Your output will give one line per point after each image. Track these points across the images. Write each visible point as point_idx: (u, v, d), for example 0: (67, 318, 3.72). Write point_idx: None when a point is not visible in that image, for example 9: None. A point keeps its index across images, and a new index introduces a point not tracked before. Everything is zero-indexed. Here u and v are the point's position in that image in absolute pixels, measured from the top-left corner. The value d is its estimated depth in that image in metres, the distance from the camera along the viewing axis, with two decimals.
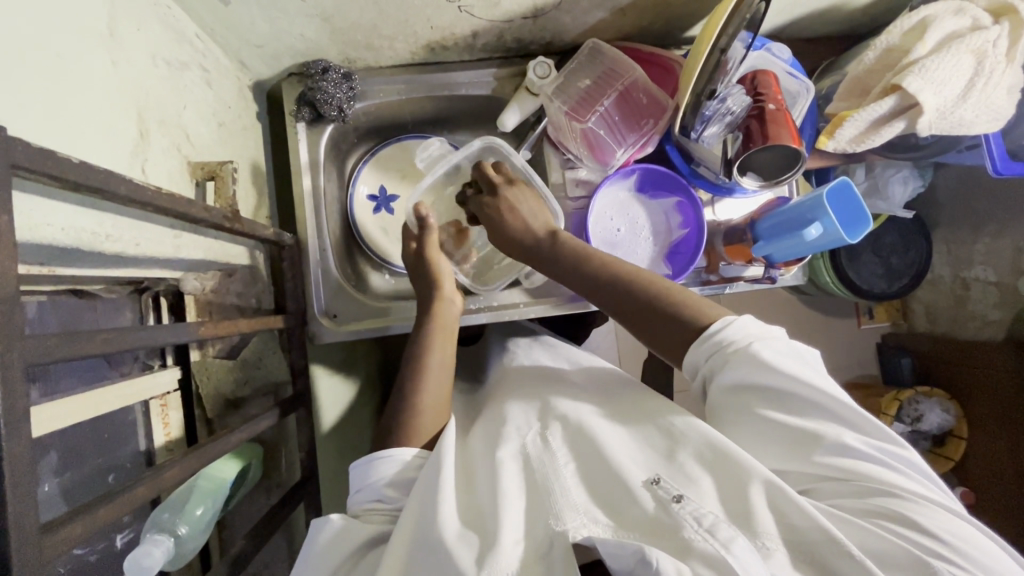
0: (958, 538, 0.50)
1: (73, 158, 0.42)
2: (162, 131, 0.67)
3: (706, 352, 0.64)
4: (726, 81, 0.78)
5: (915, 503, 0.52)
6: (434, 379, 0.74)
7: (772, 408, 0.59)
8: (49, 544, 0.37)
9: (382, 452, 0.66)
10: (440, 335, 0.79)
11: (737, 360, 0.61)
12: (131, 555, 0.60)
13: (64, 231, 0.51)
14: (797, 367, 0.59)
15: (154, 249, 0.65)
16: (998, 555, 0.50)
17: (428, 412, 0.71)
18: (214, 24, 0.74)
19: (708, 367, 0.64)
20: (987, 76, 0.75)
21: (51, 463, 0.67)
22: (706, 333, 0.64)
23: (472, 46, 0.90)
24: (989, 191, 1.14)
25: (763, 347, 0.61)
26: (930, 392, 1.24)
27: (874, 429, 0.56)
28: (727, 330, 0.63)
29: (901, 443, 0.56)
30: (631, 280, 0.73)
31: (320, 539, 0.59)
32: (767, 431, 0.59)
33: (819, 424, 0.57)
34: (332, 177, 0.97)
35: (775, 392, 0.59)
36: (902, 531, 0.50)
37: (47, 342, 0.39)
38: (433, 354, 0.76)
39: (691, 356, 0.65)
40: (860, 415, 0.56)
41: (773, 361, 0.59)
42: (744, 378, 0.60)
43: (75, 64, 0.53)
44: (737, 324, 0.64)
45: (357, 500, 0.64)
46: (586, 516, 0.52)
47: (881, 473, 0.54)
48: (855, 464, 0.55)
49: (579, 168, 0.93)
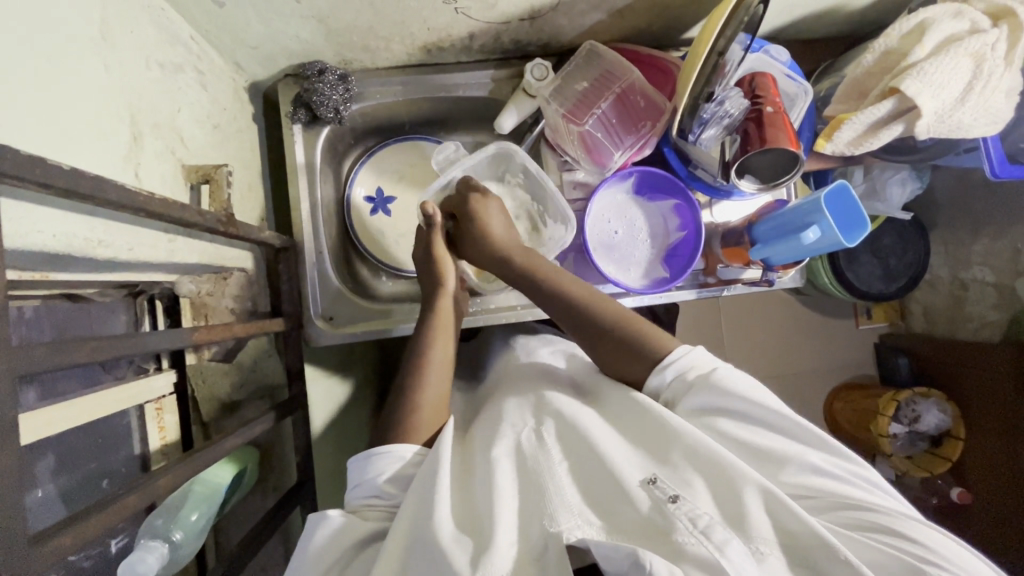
0: (940, 546, 0.50)
1: (62, 165, 0.41)
2: (156, 134, 0.66)
3: (668, 377, 0.67)
4: (724, 83, 0.78)
5: (889, 517, 0.52)
6: (436, 378, 0.74)
7: (737, 428, 0.59)
8: (39, 556, 0.37)
9: (381, 447, 0.65)
10: (440, 331, 0.79)
11: (698, 386, 0.63)
12: (126, 560, 0.60)
13: (55, 238, 0.51)
14: (754, 390, 0.61)
15: (148, 253, 0.65)
16: (978, 563, 0.51)
17: (428, 411, 0.70)
18: (208, 25, 0.74)
19: (671, 391, 0.66)
20: (985, 79, 0.75)
21: (45, 468, 0.66)
22: (665, 362, 0.67)
23: (469, 47, 0.89)
24: (987, 193, 1.14)
25: (726, 372, 0.63)
26: (928, 392, 1.23)
27: (834, 448, 0.57)
28: (683, 360, 0.66)
29: (860, 462, 0.57)
30: (590, 306, 0.75)
31: (316, 534, 0.59)
32: (731, 452, 0.59)
33: (783, 445, 0.58)
34: (329, 179, 0.96)
35: (737, 414, 0.60)
36: (884, 539, 0.50)
37: (37, 351, 0.39)
38: (434, 348, 0.77)
39: (654, 380, 0.68)
40: (819, 436, 0.58)
41: (734, 385, 0.61)
42: (709, 402, 0.61)
43: (67, 68, 0.52)
44: (693, 353, 0.67)
45: (355, 495, 0.65)
46: (581, 517, 0.52)
47: (853, 489, 0.55)
48: (824, 483, 0.55)
49: (577, 170, 0.93)
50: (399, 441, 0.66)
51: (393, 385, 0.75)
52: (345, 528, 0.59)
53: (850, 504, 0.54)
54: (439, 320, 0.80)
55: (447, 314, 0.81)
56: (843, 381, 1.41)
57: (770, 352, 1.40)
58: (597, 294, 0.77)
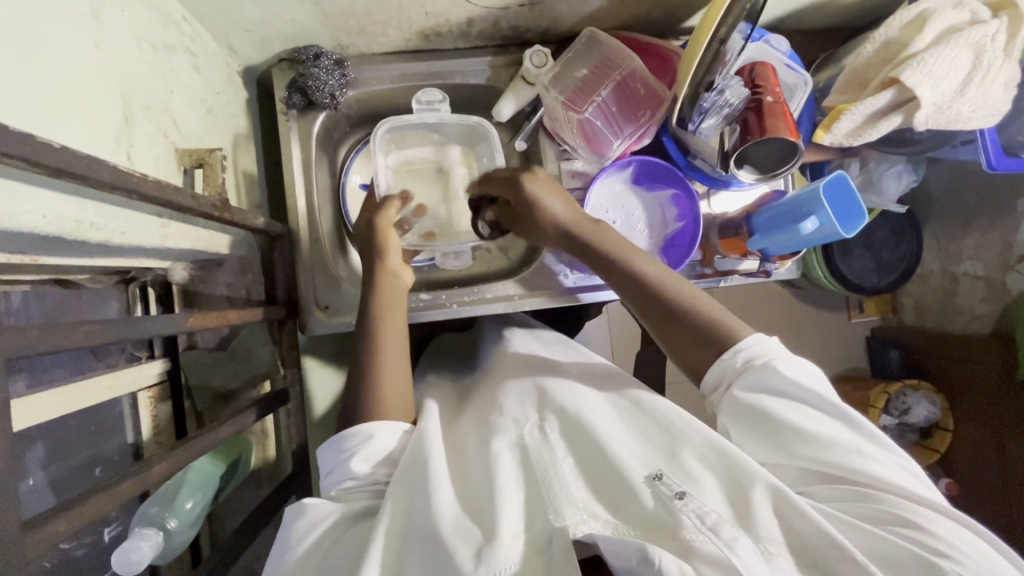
0: (961, 543, 0.50)
1: (52, 142, 0.40)
2: (148, 116, 0.65)
3: (737, 363, 0.64)
4: (724, 73, 0.77)
5: (919, 510, 0.53)
6: (393, 357, 0.71)
7: (785, 412, 0.59)
8: (32, 542, 0.36)
9: (351, 429, 0.65)
10: (390, 307, 0.74)
11: (760, 372, 0.61)
12: (120, 547, 0.59)
13: (45, 219, 0.49)
14: (808, 378, 0.61)
15: (140, 238, 0.63)
16: (997, 561, 0.51)
17: (392, 388, 0.69)
18: (202, 7, 0.72)
19: (734, 375, 0.64)
20: (984, 70, 0.75)
21: (39, 455, 0.66)
22: (738, 346, 0.64)
23: (467, 33, 0.89)
24: (981, 185, 1.15)
25: (782, 358, 0.62)
26: (917, 385, 1.24)
27: (876, 438, 0.58)
28: (756, 346, 0.64)
29: (897, 453, 0.58)
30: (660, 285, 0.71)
31: (297, 521, 0.58)
32: (776, 429, 0.59)
33: (827, 430, 0.58)
34: (323, 168, 0.93)
35: (788, 397, 0.60)
36: (910, 534, 0.50)
37: (25, 334, 0.38)
38: (385, 323, 0.73)
39: (720, 364, 0.65)
40: (862, 425, 0.59)
41: (791, 372, 0.61)
42: (765, 385, 0.61)
43: (61, 47, 0.51)
44: (766, 342, 0.64)
45: (329, 482, 0.64)
46: (585, 511, 0.52)
47: (888, 474, 0.56)
48: (860, 467, 0.56)
49: (575, 159, 0.92)
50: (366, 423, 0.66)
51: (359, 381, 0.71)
52: (323, 510, 0.59)
53: (876, 496, 0.54)
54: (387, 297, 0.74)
55: (393, 291, 0.75)
56: (835, 373, 1.42)
57: None
58: (666, 271, 0.73)
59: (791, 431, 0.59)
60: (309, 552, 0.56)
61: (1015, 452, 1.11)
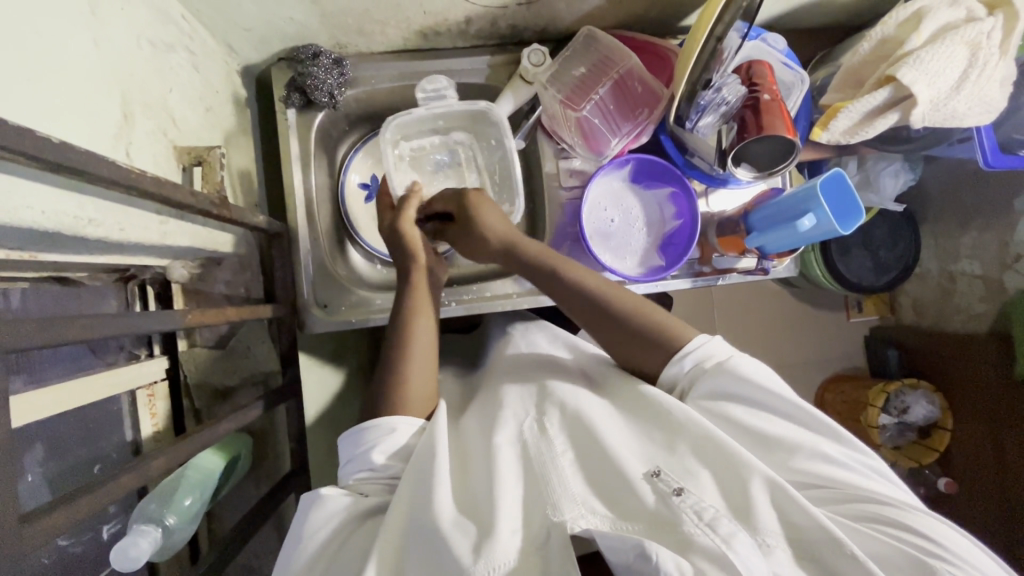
0: (950, 541, 0.50)
1: (51, 137, 0.40)
2: (147, 114, 0.65)
3: (686, 367, 0.66)
4: (721, 72, 0.76)
5: (904, 510, 0.53)
6: (420, 353, 0.72)
7: (749, 418, 0.60)
8: (30, 535, 0.36)
9: (373, 421, 0.66)
10: (420, 305, 0.75)
11: (716, 378, 0.62)
12: (119, 544, 0.59)
13: (44, 214, 0.50)
14: (765, 376, 0.61)
15: (139, 234, 0.63)
16: (984, 558, 0.51)
17: (416, 381, 0.70)
18: (201, 5, 0.72)
19: (688, 379, 0.66)
20: (980, 67, 0.75)
21: (35, 454, 0.67)
22: (684, 349, 0.66)
23: (466, 32, 0.89)
24: (979, 184, 1.15)
25: (741, 359, 0.63)
26: (915, 383, 1.24)
27: (846, 438, 0.58)
28: (703, 348, 0.65)
29: (871, 453, 0.59)
30: (606, 290, 0.73)
31: (313, 508, 0.59)
32: (738, 437, 0.60)
33: (797, 433, 0.58)
34: (322, 167, 0.94)
35: (750, 403, 0.60)
36: (899, 534, 0.51)
37: (24, 327, 0.38)
38: (417, 323, 0.74)
39: (670, 370, 0.67)
40: (830, 426, 0.59)
41: (748, 372, 0.61)
42: (726, 389, 0.61)
43: (59, 44, 0.51)
44: (710, 342, 0.66)
45: (348, 472, 0.65)
46: (584, 506, 0.52)
47: (859, 478, 0.56)
48: (836, 471, 0.56)
49: (573, 157, 0.92)
50: (389, 415, 0.67)
51: (377, 375, 0.72)
52: (338, 502, 0.59)
53: (858, 496, 0.54)
54: (420, 299, 0.76)
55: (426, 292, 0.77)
56: (834, 373, 1.42)
57: (762, 345, 1.41)
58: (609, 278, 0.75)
59: (758, 437, 0.59)
60: (319, 552, 0.56)
61: (1013, 450, 1.11)
